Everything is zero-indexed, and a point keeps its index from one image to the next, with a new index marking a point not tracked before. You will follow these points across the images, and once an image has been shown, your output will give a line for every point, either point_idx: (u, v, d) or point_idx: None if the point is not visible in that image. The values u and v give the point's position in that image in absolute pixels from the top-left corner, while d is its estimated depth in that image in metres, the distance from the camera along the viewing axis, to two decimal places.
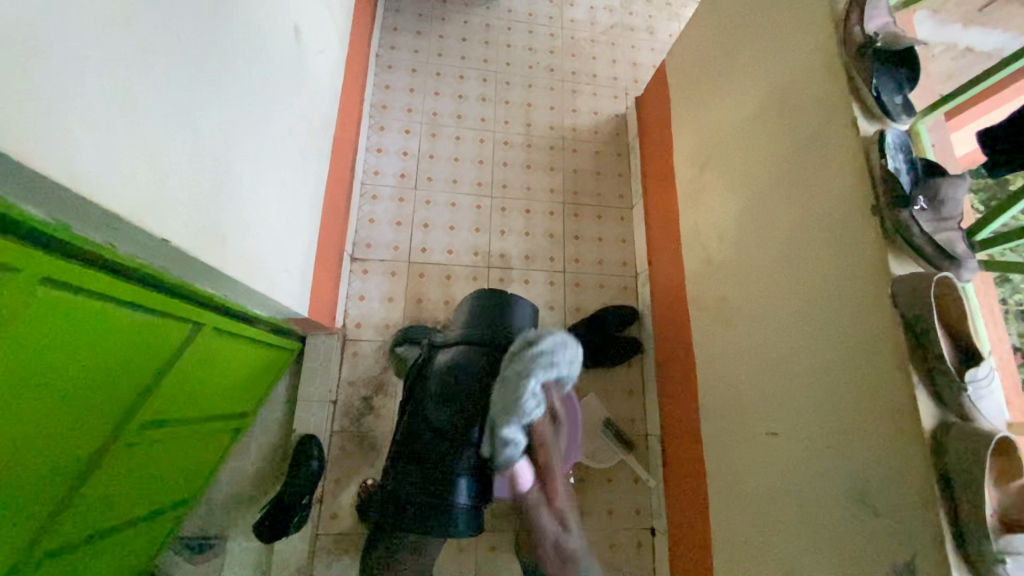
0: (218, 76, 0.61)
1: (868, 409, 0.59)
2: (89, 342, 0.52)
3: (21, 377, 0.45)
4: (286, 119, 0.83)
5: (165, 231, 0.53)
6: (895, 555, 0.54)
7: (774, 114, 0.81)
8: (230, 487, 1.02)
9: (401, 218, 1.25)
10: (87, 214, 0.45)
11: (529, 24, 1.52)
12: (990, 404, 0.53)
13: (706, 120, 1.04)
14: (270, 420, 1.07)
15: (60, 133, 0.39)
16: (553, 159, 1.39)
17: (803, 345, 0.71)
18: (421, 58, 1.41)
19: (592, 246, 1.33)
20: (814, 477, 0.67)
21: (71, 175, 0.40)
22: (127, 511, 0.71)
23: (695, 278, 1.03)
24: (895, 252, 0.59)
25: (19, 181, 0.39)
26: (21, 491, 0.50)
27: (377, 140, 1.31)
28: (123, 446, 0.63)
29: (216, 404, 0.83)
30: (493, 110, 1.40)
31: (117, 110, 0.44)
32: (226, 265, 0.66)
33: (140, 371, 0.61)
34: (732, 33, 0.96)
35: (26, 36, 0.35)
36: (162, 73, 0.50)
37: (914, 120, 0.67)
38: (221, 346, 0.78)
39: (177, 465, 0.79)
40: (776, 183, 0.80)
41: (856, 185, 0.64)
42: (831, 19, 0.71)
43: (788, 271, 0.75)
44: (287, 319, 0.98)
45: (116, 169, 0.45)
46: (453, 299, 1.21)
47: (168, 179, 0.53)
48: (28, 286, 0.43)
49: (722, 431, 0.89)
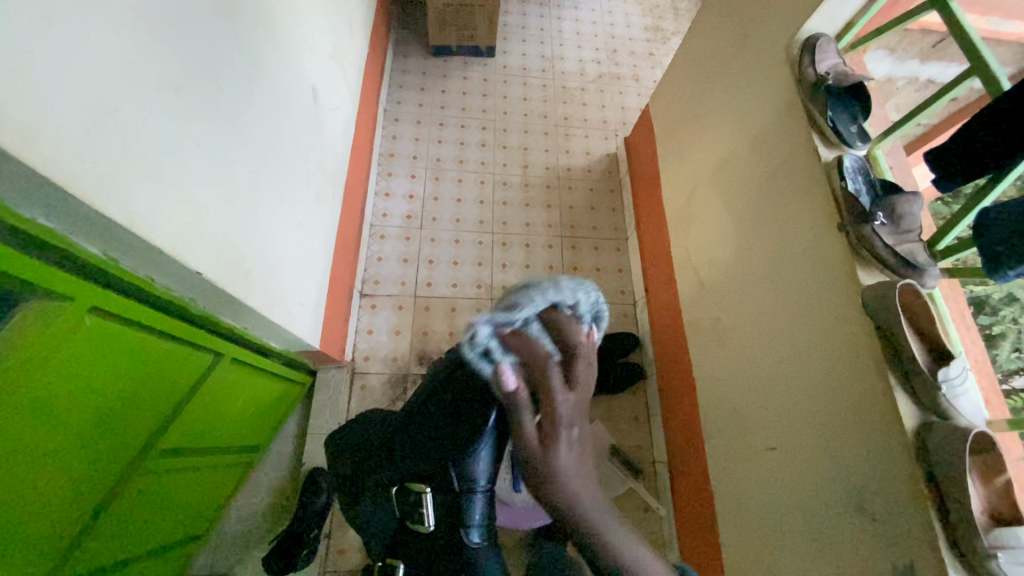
0: (246, 130, 0.69)
1: (856, 416, 0.61)
2: (124, 368, 0.57)
3: (69, 396, 0.50)
4: (304, 166, 0.92)
5: (200, 265, 0.60)
6: (895, 558, 0.55)
7: (748, 147, 0.88)
8: (241, 522, 1.03)
9: (407, 255, 1.32)
10: (136, 250, 0.52)
11: (524, 77, 1.66)
12: (966, 403, 0.55)
13: (689, 153, 1.11)
14: (281, 455, 1.09)
15: (121, 182, 0.46)
16: (550, 196, 1.47)
17: (792, 358, 0.73)
18: (425, 111, 1.54)
19: (590, 276, 1.38)
20: (814, 487, 0.67)
21: (126, 216, 0.47)
22: (145, 541, 0.73)
23: (689, 301, 1.07)
24: (863, 264, 0.64)
25: (84, 222, 0.46)
26: (59, 508, 0.54)
27: (385, 185, 1.41)
28: (146, 473, 0.66)
29: (232, 435, 0.87)
30: (492, 154, 1.51)
31: (165, 162, 0.52)
32: (248, 297, 0.72)
33: (167, 397, 0.65)
34: (706, 78, 1.06)
35: (102, 104, 0.43)
36: (203, 130, 0.58)
37: (871, 146, 0.73)
38: (238, 376, 0.82)
39: (194, 495, 0.81)
40: (755, 208, 0.85)
41: (821, 206, 0.69)
42: (788, 63, 0.80)
43: (772, 289, 0.79)
44: (300, 352, 1.03)
45: (162, 212, 0.52)
46: (458, 331, 1.26)
47: (204, 219, 0.60)
48: (80, 314, 0.49)
49: (725, 451, 0.90)
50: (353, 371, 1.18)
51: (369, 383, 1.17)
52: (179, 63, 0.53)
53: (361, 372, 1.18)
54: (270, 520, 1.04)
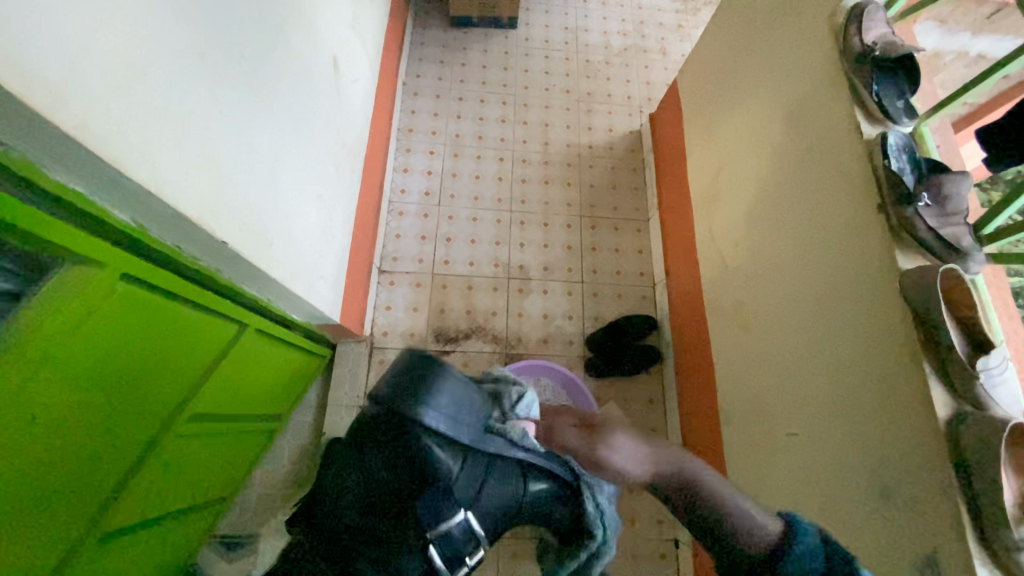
0: (268, 99, 0.69)
1: (884, 403, 0.60)
2: (153, 333, 0.58)
3: (104, 359, 0.51)
4: (325, 139, 0.92)
5: (225, 235, 0.61)
6: (919, 547, 0.54)
7: (782, 123, 0.84)
8: (265, 486, 1.07)
9: (425, 233, 1.32)
10: (165, 218, 0.53)
11: (546, 50, 1.61)
12: (1003, 393, 0.53)
13: (718, 131, 1.07)
14: (303, 425, 1.12)
15: (149, 148, 0.46)
16: (570, 175, 1.45)
17: (818, 343, 0.72)
18: (445, 85, 1.51)
19: (610, 257, 1.36)
20: (836, 473, 0.66)
21: (154, 183, 0.47)
22: (177, 501, 0.76)
23: (712, 284, 1.05)
24: (902, 248, 0.61)
25: (115, 188, 0.46)
26: (102, 466, 0.56)
27: (404, 161, 1.39)
28: (177, 436, 0.68)
29: (256, 404, 0.89)
30: (511, 130, 1.48)
31: (190, 130, 0.52)
32: (271, 268, 0.73)
33: (196, 364, 0.67)
34: (739, 51, 1.01)
35: (129, 66, 0.43)
36: (226, 97, 0.58)
37: (917, 123, 0.69)
38: (261, 346, 0.84)
39: (219, 459, 0.84)
40: (785, 188, 0.82)
41: (859, 186, 0.66)
42: (831, 33, 0.75)
43: (801, 272, 0.76)
44: (320, 325, 1.04)
45: (187, 180, 0.52)
46: (474, 309, 1.26)
47: (228, 189, 0.60)
48: (112, 280, 0.51)
49: (743, 435, 0.89)
50: (371, 345, 1.20)
51: (387, 358, 1.19)
52: (202, 27, 0.53)
53: (379, 347, 1.20)
54: (292, 485, 1.08)
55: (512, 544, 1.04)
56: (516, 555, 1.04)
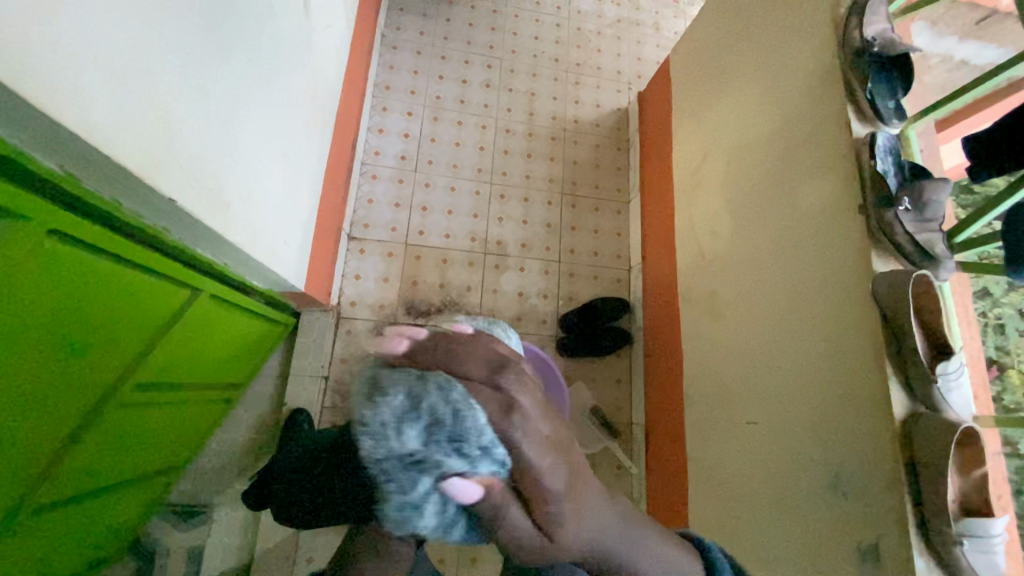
0: (227, 37, 0.61)
1: (842, 399, 0.62)
2: (90, 299, 0.52)
3: (30, 326, 0.46)
4: (293, 90, 0.84)
5: (174, 192, 0.54)
6: (863, 536, 0.57)
7: (771, 115, 0.83)
8: (220, 456, 1.02)
9: (400, 200, 1.26)
10: (100, 167, 0.46)
11: (537, 14, 1.52)
12: (957, 397, 0.56)
13: (707, 115, 1.05)
14: (262, 394, 1.08)
15: (78, 84, 0.39)
16: (553, 149, 1.40)
17: (786, 337, 0.73)
18: (427, 40, 1.41)
19: (588, 237, 1.35)
20: (789, 461, 0.70)
21: (86, 127, 0.41)
22: (119, 474, 0.71)
23: (687, 271, 1.05)
24: (879, 251, 0.62)
25: (35, 129, 0.40)
26: (27, 441, 0.51)
27: (379, 120, 1.31)
28: (120, 407, 0.63)
29: (211, 373, 0.84)
30: (495, 96, 1.40)
31: (131, 67, 0.45)
32: (228, 230, 0.67)
33: (143, 332, 0.62)
34: (735, 34, 0.98)
35: None
36: (175, 30, 0.50)
37: (905, 126, 0.70)
38: (216, 313, 0.78)
39: (169, 430, 0.79)
40: (768, 182, 0.82)
41: (843, 186, 0.66)
42: (832, 24, 0.73)
43: (776, 266, 0.77)
44: (282, 291, 0.99)
45: (127, 126, 0.46)
46: (448, 283, 1.22)
47: (177, 139, 0.54)
48: (37, 237, 0.44)
49: (705, 419, 0.92)
50: (338, 315, 1.15)
51: (355, 329, 1.15)
52: None
53: (347, 318, 1.15)
54: (250, 456, 1.03)
55: None
56: None
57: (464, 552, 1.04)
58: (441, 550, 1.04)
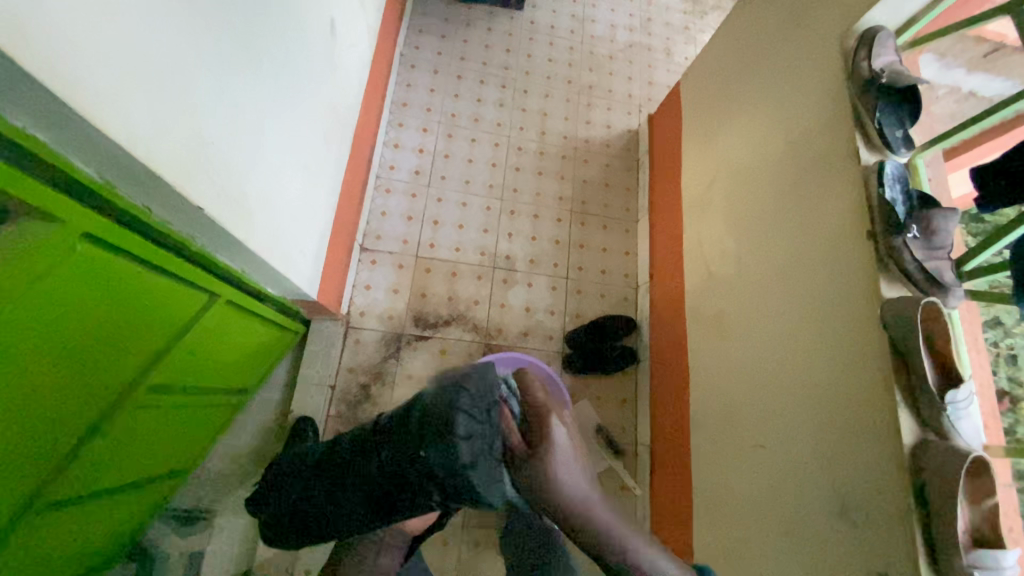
0: (257, 54, 0.64)
1: (851, 424, 0.62)
2: (115, 301, 0.54)
3: (58, 325, 0.47)
4: (315, 104, 0.87)
5: (202, 201, 0.57)
6: (871, 564, 0.56)
7: (780, 141, 0.85)
8: (224, 462, 1.03)
9: (412, 213, 1.28)
10: (134, 175, 0.49)
11: (551, 37, 1.57)
12: (967, 425, 0.56)
13: (716, 140, 1.07)
14: (269, 401, 1.08)
15: (121, 97, 0.42)
16: (564, 167, 1.43)
17: (794, 360, 0.74)
18: (444, 60, 1.46)
19: (596, 255, 1.36)
20: (796, 486, 0.69)
21: (127, 137, 0.43)
22: (128, 475, 0.71)
23: (695, 291, 1.06)
24: (887, 277, 0.63)
25: (79, 138, 0.42)
26: (45, 438, 0.52)
27: (394, 135, 1.34)
28: (134, 408, 0.64)
29: (222, 378, 0.85)
30: (508, 115, 1.44)
31: (169, 81, 0.47)
32: (249, 238, 0.69)
33: (162, 334, 0.63)
34: (745, 62, 1.00)
35: None
36: (211, 49, 0.53)
37: (913, 154, 0.71)
38: (231, 318, 0.79)
39: (179, 433, 0.80)
40: (777, 206, 0.83)
41: (852, 212, 0.67)
42: (841, 55, 0.75)
43: (784, 290, 0.78)
44: (294, 299, 1.00)
45: (163, 137, 0.48)
46: (457, 296, 1.24)
47: (208, 150, 0.56)
48: (70, 239, 0.46)
49: (711, 441, 0.92)
50: (348, 325, 1.16)
51: (363, 338, 1.16)
52: None
53: (356, 327, 1.17)
54: (254, 462, 1.04)
55: (473, 534, 1.05)
56: (477, 543, 1.05)
57: (463, 568, 1.03)
58: (440, 565, 1.03)
